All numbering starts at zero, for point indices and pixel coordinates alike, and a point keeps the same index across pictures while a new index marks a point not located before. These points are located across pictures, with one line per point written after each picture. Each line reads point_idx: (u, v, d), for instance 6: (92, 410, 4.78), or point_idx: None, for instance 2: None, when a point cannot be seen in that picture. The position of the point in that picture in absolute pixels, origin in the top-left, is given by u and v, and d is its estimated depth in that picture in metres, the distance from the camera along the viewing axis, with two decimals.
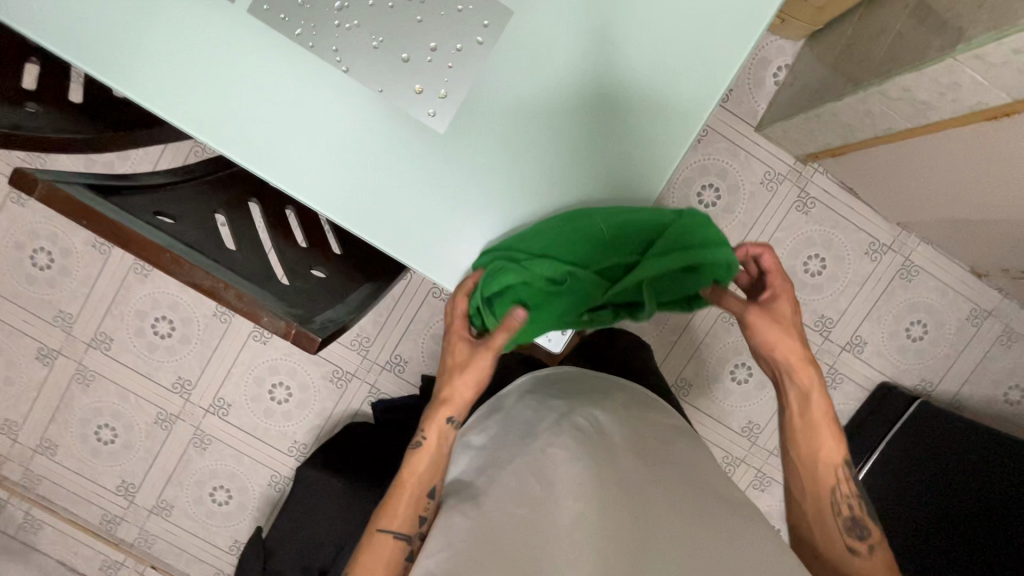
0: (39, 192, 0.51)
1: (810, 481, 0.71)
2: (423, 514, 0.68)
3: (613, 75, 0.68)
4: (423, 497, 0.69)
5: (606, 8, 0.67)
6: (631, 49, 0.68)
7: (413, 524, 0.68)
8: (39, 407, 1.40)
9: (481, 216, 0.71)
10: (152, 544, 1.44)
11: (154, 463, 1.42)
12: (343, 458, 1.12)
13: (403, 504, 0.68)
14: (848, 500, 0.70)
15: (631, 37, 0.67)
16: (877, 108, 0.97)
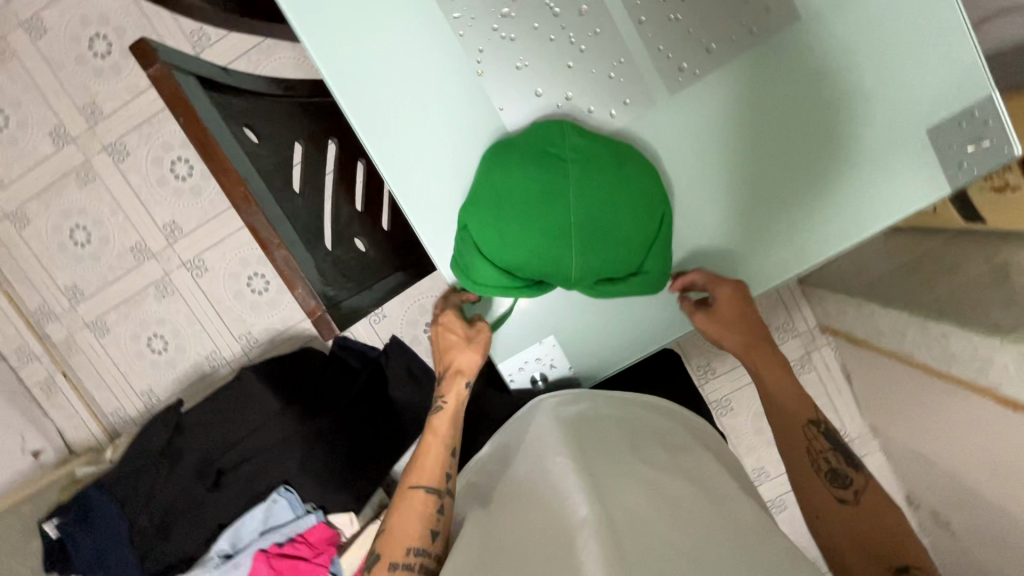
0: (153, 69, 0.53)
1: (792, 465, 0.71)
2: (435, 524, 0.67)
3: (743, 196, 0.67)
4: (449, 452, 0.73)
5: (767, 132, 0.65)
6: (771, 176, 0.66)
7: (427, 536, 0.66)
8: (29, 179, 1.37)
9: None
10: (73, 353, 1.44)
11: (110, 285, 1.41)
12: (288, 379, 1.14)
13: (412, 520, 0.67)
14: (824, 454, 0.70)
15: (763, 174, 0.66)
16: (912, 333, 0.99)
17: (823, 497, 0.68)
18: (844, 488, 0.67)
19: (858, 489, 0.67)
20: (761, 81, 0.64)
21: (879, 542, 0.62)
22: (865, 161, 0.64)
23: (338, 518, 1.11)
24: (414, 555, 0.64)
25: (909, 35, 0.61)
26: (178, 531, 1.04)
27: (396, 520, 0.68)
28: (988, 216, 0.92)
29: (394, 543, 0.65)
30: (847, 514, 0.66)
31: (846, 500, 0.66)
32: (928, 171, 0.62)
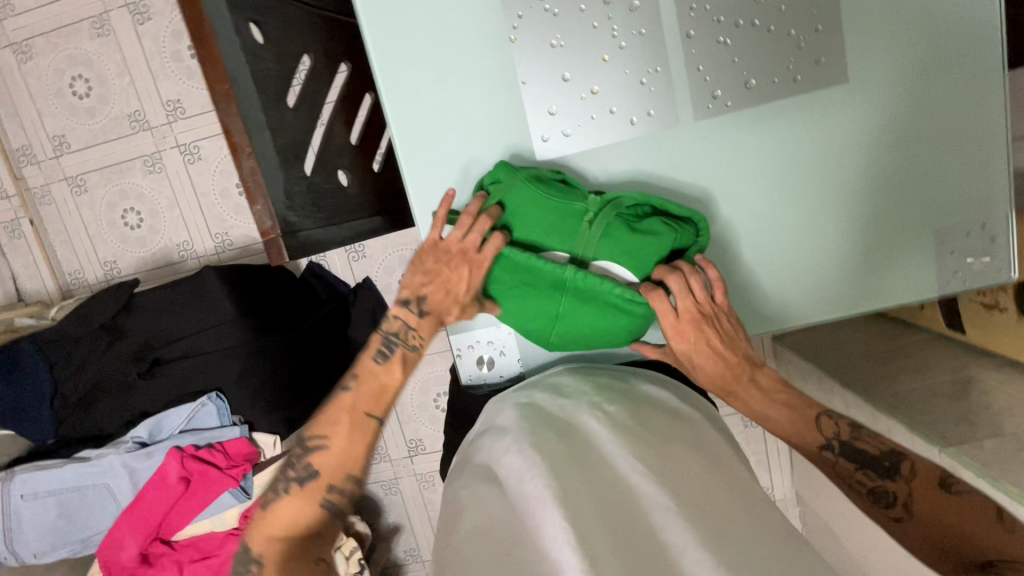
0: None
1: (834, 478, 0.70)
2: (371, 453, 0.63)
3: (752, 242, 0.67)
4: (371, 440, 0.63)
5: (796, 188, 0.64)
6: (786, 230, 0.66)
7: (361, 466, 0.62)
8: (41, 14, 1.31)
9: None
10: (46, 203, 1.41)
11: (98, 145, 1.37)
12: (250, 290, 1.11)
13: (353, 449, 0.62)
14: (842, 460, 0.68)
15: (784, 227, 0.66)
16: (862, 419, 1.01)
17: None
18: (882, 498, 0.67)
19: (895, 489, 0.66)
20: (795, 138, 0.62)
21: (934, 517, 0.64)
22: (874, 242, 0.65)
23: (262, 438, 1.10)
24: (346, 484, 0.61)
25: (946, 140, 0.62)
26: (99, 407, 1.03)
27: (332, 442, 0.61)
28: (969, 328, 0.96)
29: (329, 469, 0.61)
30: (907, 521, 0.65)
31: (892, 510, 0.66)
32: (917, 270, 0.65)
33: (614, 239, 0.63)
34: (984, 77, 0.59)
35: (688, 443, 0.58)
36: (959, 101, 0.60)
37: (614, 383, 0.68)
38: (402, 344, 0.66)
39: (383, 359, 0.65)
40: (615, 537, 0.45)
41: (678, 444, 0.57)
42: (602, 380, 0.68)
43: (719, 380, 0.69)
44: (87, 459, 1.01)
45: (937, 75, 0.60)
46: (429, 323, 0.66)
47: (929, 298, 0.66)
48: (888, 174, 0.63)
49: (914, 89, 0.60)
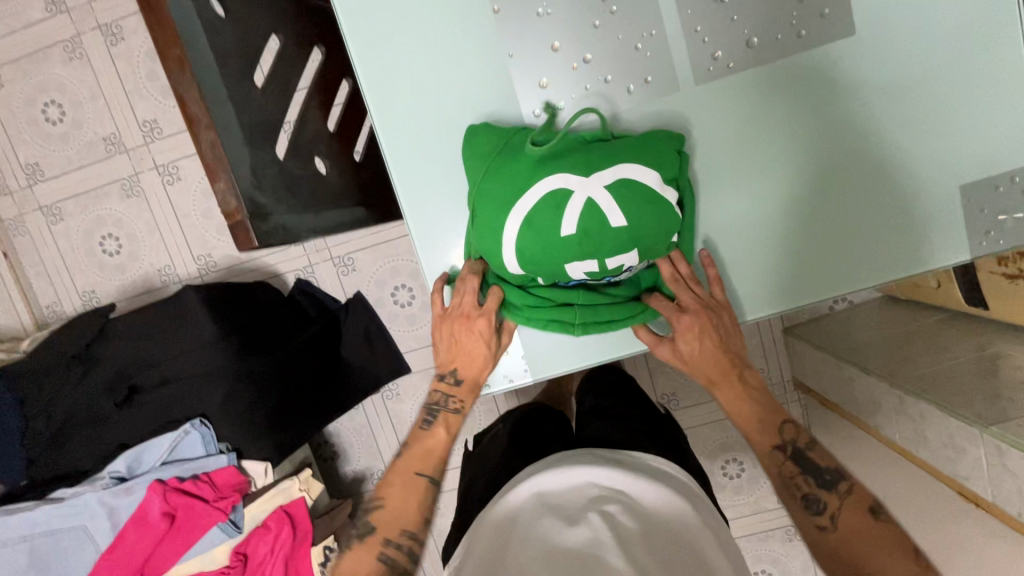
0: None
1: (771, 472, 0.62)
2: (427, 510, 0.64)
3: (763, 212, 0.62)
4: (423, 497, 0.65)
5: (806, 151, 0.60)
6: (798, 198, 0.61)
7: (416, 521, 0.63)
8: (12, 41, 1.28)
9: None
10: (20, 235, 1.36)
11: (72, 171, 1.32)
12: (234, 310, 1.06)
13: (405, 501, 0.64)
14: (794, 475, 0.61)
15: (797, 193, 0.61)
16: (888, 406, 0.95)
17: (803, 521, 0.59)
18: (817, 512, 0.58)
19: (834, 512, 0.57)
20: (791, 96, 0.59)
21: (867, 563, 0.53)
22: (896, 205, 0.60)
23: (252, 467, 1.03)
24: (404, 539, 0.62)
25: (947, 95, 0.57)
26: (75, 442, 0.96)
27: (387, 498, 0.64)
28: (991, 302, 0.91)
29: (387, 520, 0.63)
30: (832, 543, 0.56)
31: (826, 528, 0.57)
32: (941, 232, 0.60)
33: (608, 229, 0.55)
34: (1000, 19, 0.55)
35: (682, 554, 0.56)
36: (970, 48, 0.56)
37: (618, 491, 0.64)
38: (443, 410, 0.67)
39: (430, 424, 0.67)
40: None
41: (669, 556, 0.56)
42: (611, 478, 0.65)
43: (744, 421, 0.64)
44: (61, 500, 0.94)
45: (945, 19, 0.56)
46: (465, 388, 0.67)
47: (959, 262, 0.60)
48: (882, 133, 0.59)
49: (926, 36, 0.56)
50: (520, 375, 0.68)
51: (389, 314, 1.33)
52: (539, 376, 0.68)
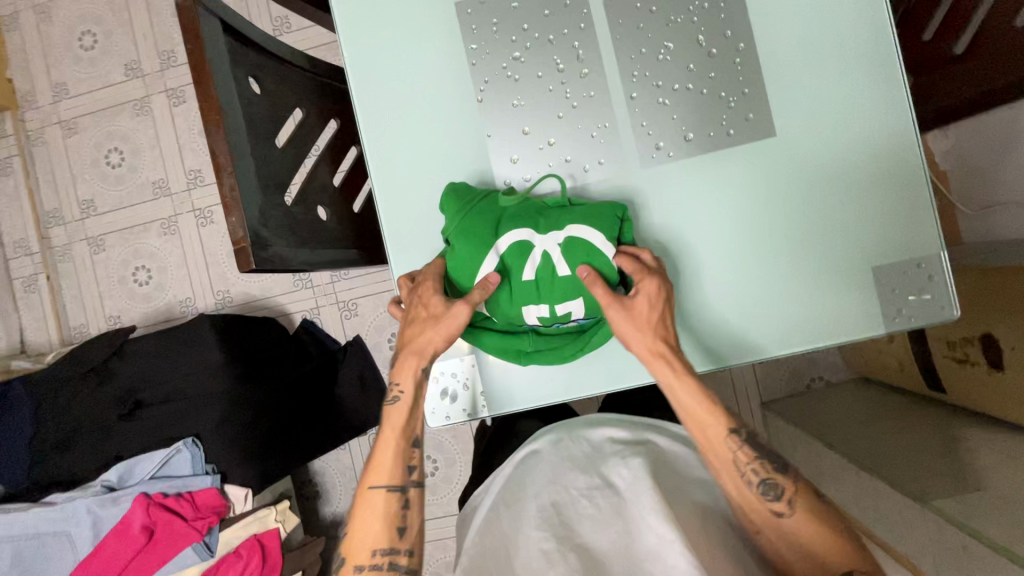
0: None
1: (716, 464, 0.62)
2: (411, 458, 0.65)
3: (708, 274, 0.69)
4: (410, 448, 0.65)
5: (742, 225, 0.68)
6: (739, 264, 0.68)
7: (404, 470, 0.64)
8: (92, 98, 1.50)
9: None
10: (65, 261, 1.51)
11: (121, 209, 1.49)
12: (241, 340, 1.15)
13: (389, 460, 0.64)
14: (751, 466, 0.62)
15: (738, 260, 0.68)
16: (849, 482, 0.97)
17: (758, 509, 0.61)
18: (776, 500, 0.60)
19: (789, 496, 0.61)
20: (745, 186, 0.68)
21: (825, 539, 0.59)
22: (824, 277, 0.67)
23: (233, 491, 1.08)
24: (380, 556, 0.61)
25: (871, 215, 0.67)
26: (76, 450, 1.04)
27: (372, 460, 0.65)
28: (948, 387, 0.95)
29: (359, 541, 0.62)
30: (788, 526, 0.60)
31: (783, 513, 0.60)
32: (863, 304, 0.67)
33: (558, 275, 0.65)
34: (899, 135, 0.66)
35: (698, 503, 0.64)
36: (873, 157, 0.67)
37: (641, 440, 0.72)
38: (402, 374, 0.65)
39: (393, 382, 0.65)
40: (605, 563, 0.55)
41: (686, 499, 0.63)
42: (627, 433, 0.73)
43: (693, 417, 0.62)
44: (53, 504, 1.00)
45: (851, 130, 0.67)
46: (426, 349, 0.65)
47: (882, 332, 0.67)
48: (792, 229, 0.68)
49: (838, 140, 0.67)
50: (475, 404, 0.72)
51: (384, 359, 1.41)
52: (496, 409, 0.72)
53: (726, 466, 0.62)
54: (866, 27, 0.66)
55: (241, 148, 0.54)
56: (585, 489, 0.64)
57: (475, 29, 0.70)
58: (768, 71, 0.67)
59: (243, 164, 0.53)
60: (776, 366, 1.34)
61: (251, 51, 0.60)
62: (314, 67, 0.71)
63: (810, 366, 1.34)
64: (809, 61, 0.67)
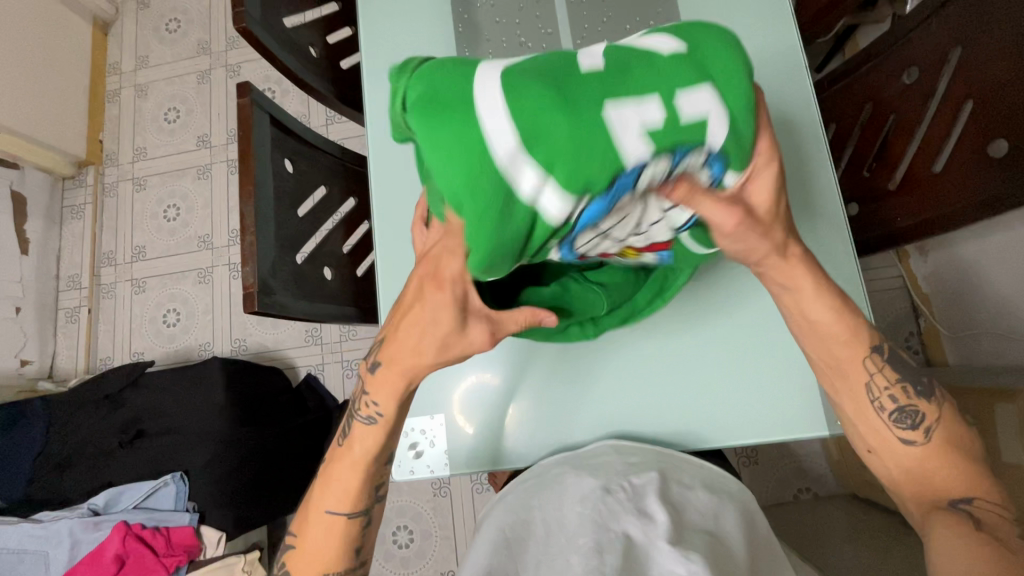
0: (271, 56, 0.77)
1: (850, 396, 0.62)
2: (377, 482, 0.63)
3: (666, 361, 0.75)
4: (374, 476, 0.62)
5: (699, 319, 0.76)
6: (695, 354, 0.75)
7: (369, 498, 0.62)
8: (165, 161, 1.73)
9: None
10: (108, 297, 1.67)
11: (167, 256, 1.66)
12: (246, 385, 1.24)
13: (350, 489, 0.61)
14: (890, 394, 0.61)
15: (694, 352, 0.75)
16: None
17: (884, 435, 0.61)
18: (909, 428, 0.60)
19: (927, 425, 0.60)
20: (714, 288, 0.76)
21: (938, 477, 0.59)
22: (772, 375, 0.73)
23: (208, 533, 1.11)
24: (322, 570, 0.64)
25: None
26: (73, 471, 1.10)
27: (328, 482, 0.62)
28: None
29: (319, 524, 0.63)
30: (913, 454, 0.60)
31: (914, 441, 0.60)
32: (807, 404, 0.72)
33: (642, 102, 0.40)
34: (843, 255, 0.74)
35: (702, 528, 0.60)
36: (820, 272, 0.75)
37: (645, 454, 0.68)
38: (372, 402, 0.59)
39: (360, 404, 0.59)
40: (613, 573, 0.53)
41: (691, 522, 0.59)
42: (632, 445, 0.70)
43: (844, 353, 0.60)
44: (39, 522, 1.05)
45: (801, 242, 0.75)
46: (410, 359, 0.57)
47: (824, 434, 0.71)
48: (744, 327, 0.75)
49: None
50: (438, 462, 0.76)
51: None
52: (456, 469, 0.76)
53: (856, 395, 0.62)
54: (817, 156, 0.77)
55: (266, 213, 0.66)
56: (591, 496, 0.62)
57: None
58: None
59: (265, 225, 0.65)
60: (762, 471, 1.33)
61: (291, 138, 0.75)
62: (343, 153, 0.86)
63: (797, 474, 1.32)
64: None
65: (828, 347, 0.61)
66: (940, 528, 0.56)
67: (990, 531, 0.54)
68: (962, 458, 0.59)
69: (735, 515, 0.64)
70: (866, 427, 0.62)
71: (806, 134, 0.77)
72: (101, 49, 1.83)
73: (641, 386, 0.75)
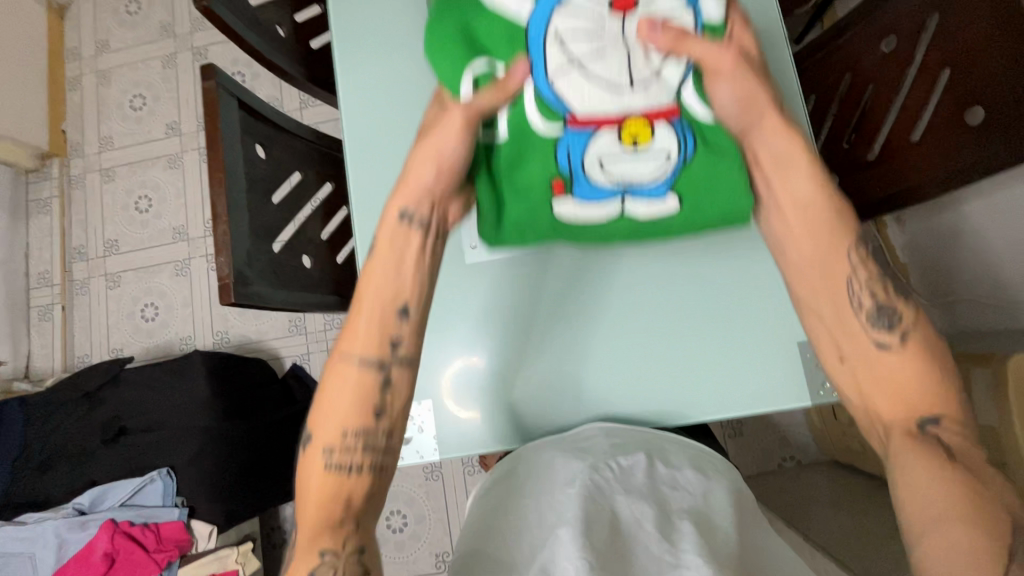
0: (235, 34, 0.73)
1: (816, 278, 0.55)
2: (378, 404, 0.54)
3: (651, 339, 0.75)
4: (373, 396, 0.53)
5: (684, 296, 0.76)
6: (679, 331, 0.75)
7: (368, 414, 0.53)
8: (133, 151, 1.67)
9: (450, 304, 0.78)
10: (82, 293, 1.62)
11: (141, 249, 1.62)
12: (230, 376, 1.22)
13: (349, 399, 0.53)
14: (873, 293, 0.54)
15: (678, 330, 0.75)
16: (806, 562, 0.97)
17: (862, 341, 0.53)
18: (888, 332, 0.53)
19: (909, 333, 0.53)
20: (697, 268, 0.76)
21: (918, 391, 0.51)
22: (757, 348, 0.74)
23: (199, 527, 1.10)
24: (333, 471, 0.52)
25: None
26: (56, 471, 1.08)
27: (327, 400, 0.54)
28: None
29: (325, 424, 0.53)
30: (892, 363, 0.52)
31: (890, 345, 0.52)
32: (792, 375, 0.73)
33: None
34: None
35: (688, 504, 0.61)
36: None
37: (630, 434, 0.69)
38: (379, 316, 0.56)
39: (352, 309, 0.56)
40: (605, 554, 0.54)
41: (674, 500, 0.61)
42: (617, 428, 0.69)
43: (806, 251, 0.55)
44: (24, 523, 1.03)
45: None
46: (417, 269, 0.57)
47: (808, 405, 0.72)
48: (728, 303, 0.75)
49: None
50: (431, 450, 0.76)
51: None
52: (447, 454, 0.76)
53: (833, 296, 0.55)
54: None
55: (238, 201, 0.63)
56: (579, 471, 0.63)
57: None
58: None
59: (238, 214, 0.63)
60: (746, 442, 1.36)
61: (262, 122, 0.72)
62: (317, 137, 0.84)
63: (781, 444, 1.36)
64: None
65: (798, 249, 0.55)
66: (922, 470, 0.48)
67: (966, 464, 0.48)
68: (936, 369, 0.52)
69: (724, 491, 0.65)
70: (863, 364, 0.53)
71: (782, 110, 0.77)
72: (57, 33, 1.75)
73: (628, 365, 0.75)
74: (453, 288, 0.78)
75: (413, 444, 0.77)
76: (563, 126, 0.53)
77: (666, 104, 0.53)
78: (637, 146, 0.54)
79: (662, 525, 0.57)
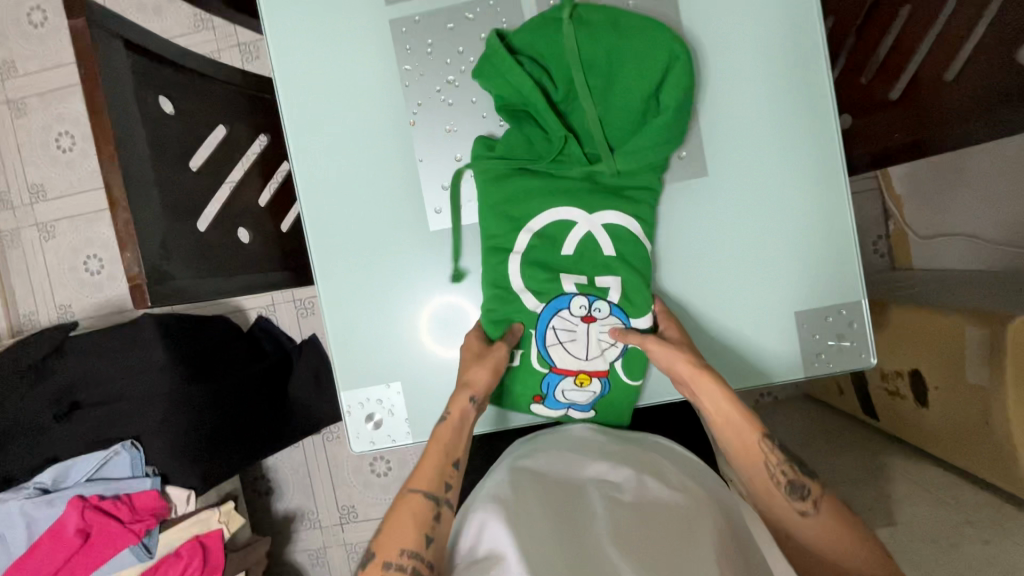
0: None
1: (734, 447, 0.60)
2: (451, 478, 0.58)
3: None
4: (448, 469, 0.59)
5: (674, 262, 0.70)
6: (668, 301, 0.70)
7: (441, 485, 0.57)
8: (41, 77, 1.44)
9: (418, 277, 0.71)
10: (13, 246, 1.47)
11: (72, 194, 1.45)
12: (188, 338, 1.13)
13: (432, 471, 0.58)
14: (778, 465, 0.58)
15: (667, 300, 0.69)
16: None
17: (785, 507, 0.58)
18: (800, 497, 0.57)
19: (817, 498, 0.57)
20: (693, 233, 0.69)
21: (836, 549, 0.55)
22: (750, 317, 0.69)
23: (175, 493, 1.08)
24: (408, 558, 0.52)
25: (799, 260, 0.68)
26: (12, 448, 1.03)
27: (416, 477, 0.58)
28: (882, 415, 0.97)
29: (420, 483, 0.57)
30: (811, 525, 0.56)
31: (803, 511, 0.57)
32: (785, 345, 0.69)
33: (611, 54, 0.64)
34: (828, 183, 0.68)
35: (670, 513, 0.51)
36: (805, 209, 0.68)
37: (622, 445, 0.63)
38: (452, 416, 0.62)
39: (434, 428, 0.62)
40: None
41: (653, 510, 0.51)
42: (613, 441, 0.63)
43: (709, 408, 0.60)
44: None
45: (783, 178, 0.68)
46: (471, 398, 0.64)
47: (801, 375, 0.69)
48: (722, 270, 0.69)
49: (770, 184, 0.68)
50: (404, 431, 0.72)
51: None
52: (421, 436, 0.72)
53: (744, 456, 0.59)
54: (802, 77, 0.67)
55: (143, 178, 0.52)
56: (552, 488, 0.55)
57: (409, 48, 0.68)
58: (701, 112, 0.68)
59: (144, 194, 0.52)
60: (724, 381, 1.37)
61: (164, 68, 0.58)
62: (243, 80, 0.69)
63: None
64: (739, 107, 0.68)
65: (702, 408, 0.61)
66: None
67: None
68: (851, 531, 0.56)
69: (718, 511, 0.53)
70: (735, 448, 0.60)
71: (788, 55, 0.67)
72: None
73: None
74: (420, 265, 0.71)
75: (385, 427, 0.72)
76: (549, 369, 0.66)
77: (604, 367, 0.67)
78: (583, 385, 0.67)
79: (629, 537, 0.48)
